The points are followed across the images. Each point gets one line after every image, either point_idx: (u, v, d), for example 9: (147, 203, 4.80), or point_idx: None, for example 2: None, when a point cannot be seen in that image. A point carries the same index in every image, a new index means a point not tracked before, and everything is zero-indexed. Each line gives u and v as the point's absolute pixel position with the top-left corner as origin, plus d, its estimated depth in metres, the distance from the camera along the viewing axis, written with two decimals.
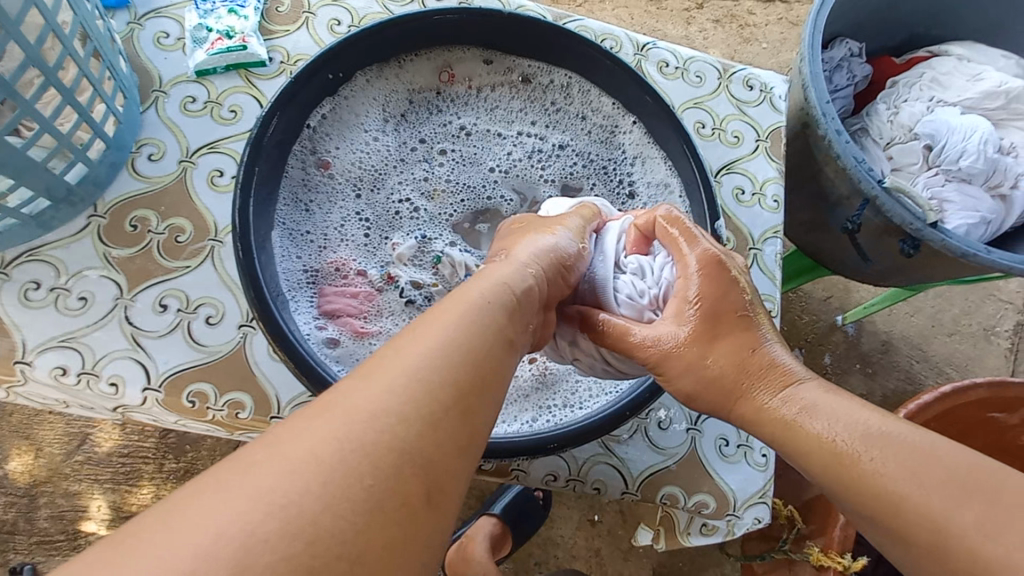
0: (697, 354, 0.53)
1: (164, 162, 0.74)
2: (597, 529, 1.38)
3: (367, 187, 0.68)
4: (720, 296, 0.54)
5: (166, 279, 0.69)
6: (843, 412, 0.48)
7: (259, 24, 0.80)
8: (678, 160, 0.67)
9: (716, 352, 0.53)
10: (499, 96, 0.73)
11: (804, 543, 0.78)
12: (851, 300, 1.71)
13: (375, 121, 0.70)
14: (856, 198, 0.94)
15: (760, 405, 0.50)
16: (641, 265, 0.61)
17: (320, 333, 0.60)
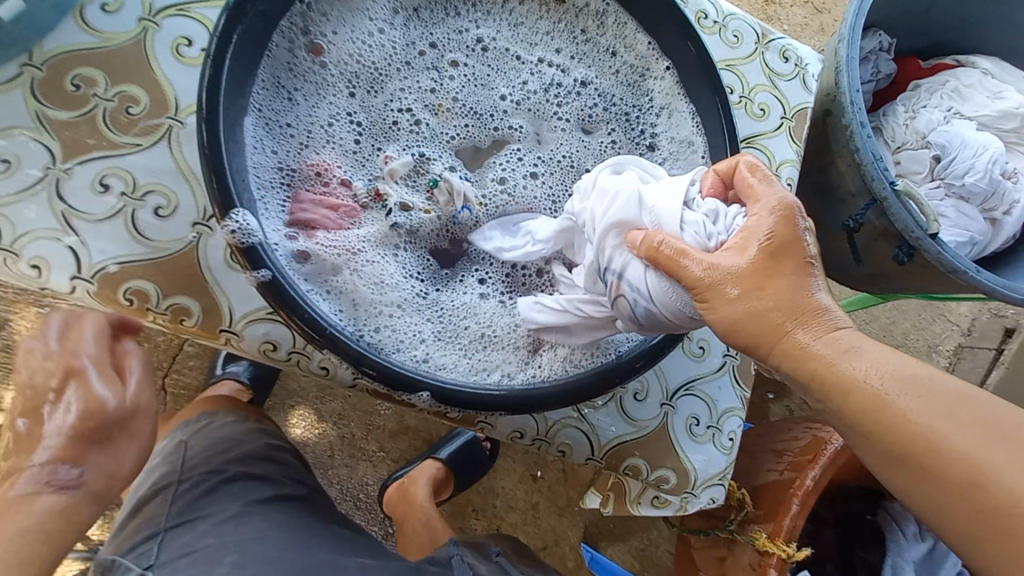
0: (756, 299, 0.47)
1: (121, 16, 0.62)
2: (538, 485, 1.40)
3: (363, 86, 0.59)
4: (789, 242, 0.48)
5: (109, 154, 0.59)
6: (880, 362, 0.46)
7: None
8: (707, 118, 0.60)
9: (773, 298, 0.47)
10: (526, 10, 0.64)
11: (749, 527, 0.80)
12: None
13: (382, 8, 0.59)
14: (864, 195, 0.92)
15: (802, 362, 0.46)
16: (716, 208, 0.51)
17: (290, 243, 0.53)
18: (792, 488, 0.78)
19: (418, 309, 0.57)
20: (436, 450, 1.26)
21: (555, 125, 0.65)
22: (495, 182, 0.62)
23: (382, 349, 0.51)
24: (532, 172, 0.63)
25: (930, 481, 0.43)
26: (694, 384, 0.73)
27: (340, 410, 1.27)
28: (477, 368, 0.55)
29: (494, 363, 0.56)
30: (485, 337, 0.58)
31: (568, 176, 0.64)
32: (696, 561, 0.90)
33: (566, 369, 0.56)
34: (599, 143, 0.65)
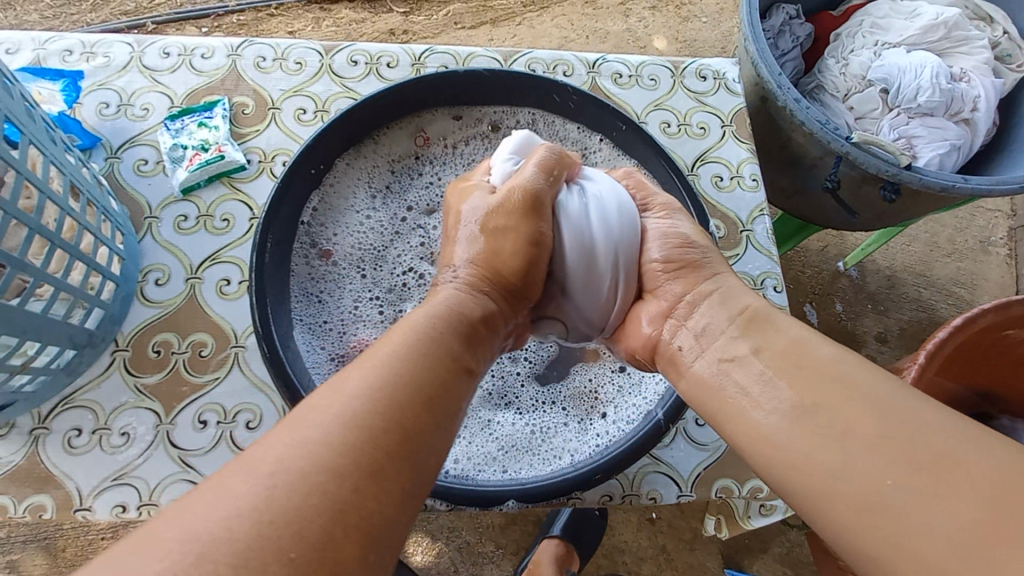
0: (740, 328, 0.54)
1: (171, 284, 0.76)
2: (658, 526, 1.39)
3: (370, 265, 0.70)
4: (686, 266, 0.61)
5: (198, 395, 0.71)
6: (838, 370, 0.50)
7: (230, 131, 0.84)
8: (651, 165, 0.71)
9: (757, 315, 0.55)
10: (474, 149, 0.76)
11: None
12: (847, 244, 1.75)
13: (364, 199, 0.72)
14: (829, 155, 0.97)
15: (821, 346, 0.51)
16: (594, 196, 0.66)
17: None
18: None
19: (486, 425, 0.64)
20: (549, 529, 1.29)
21: None
22: None
23: (466, 476, 0.59)
24: None
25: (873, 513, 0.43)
26: None
27: (448, 524, 1.33)
28: (550, 459, 0.61)
29: (559, 446, 0.62)
30: (543, 428, 0.64)
31: None
32: (832, 554, 0.89)
33: (625, 428, 0.62)
34: None
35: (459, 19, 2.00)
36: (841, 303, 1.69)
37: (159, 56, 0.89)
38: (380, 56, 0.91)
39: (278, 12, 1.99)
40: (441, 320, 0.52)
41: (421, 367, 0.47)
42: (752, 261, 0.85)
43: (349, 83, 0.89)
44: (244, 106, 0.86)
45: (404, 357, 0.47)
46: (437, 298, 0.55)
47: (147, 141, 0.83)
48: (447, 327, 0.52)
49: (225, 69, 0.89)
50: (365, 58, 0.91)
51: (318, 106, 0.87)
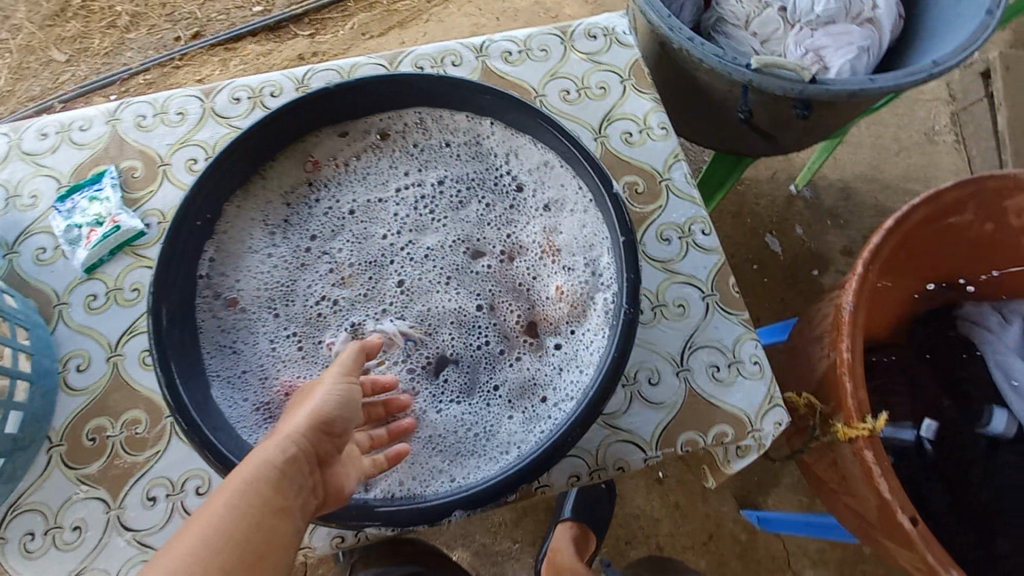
0: None
1: (93, 367, 0.74)
2: (666, 485, 1.39)
3: (281, 303, 0.66)
4: None
5: (143, 473, 0.69)
6: None
7: (122, 198, 0.81)
8: (543, 137, 0.69)
9: None
10: (366, 161, 0.73)
11: (831, 422, 0.79)
12: (794, 166, 1.74)
13: (261, 237, 0.68)
14: (736, 87, 0.95)
15: None
16: None
17: None
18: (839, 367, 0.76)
19: (428, 436, 0.61)
20: (560, 513, 1.29)
21: (442, 229, 0.70)
22: (422, 308, 0.66)
23: (416, 495, 0.57)
24: (448, 281, 0.67)
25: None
26: (695, 340, 0.76)
27: (460, 531, 1.33)
28: (499, 456, 0.59)
29: (505, 443, 0.60)
30: (487, 429, 0.61)
31: (462, 257, 0.69)
32: (822, 477, 0.88)
33: (568, 407, 0.60)
34: (479, 216, 0.70)
35: (366, 29, 1.97)
36: (801, 225, 1.69)
37: (37, 139, 0.86)
38: (262, 88, 0.88)
39: (183, 63, 1.95)
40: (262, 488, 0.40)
41: (247, 532, 0.38)
42: (676, 210, 0.83)
43: (235, 123, 0.86)
44: (133, 169, 0.84)
45: (225, 530, 0.37)
46: (256, 458, 0.42)
47: (41, 229, 0.81)
48: (273, 491, 0.41)
49: (107, 137, 0.86)
50: (247, 93, 0.88)
51: (208, 152, 0.85)
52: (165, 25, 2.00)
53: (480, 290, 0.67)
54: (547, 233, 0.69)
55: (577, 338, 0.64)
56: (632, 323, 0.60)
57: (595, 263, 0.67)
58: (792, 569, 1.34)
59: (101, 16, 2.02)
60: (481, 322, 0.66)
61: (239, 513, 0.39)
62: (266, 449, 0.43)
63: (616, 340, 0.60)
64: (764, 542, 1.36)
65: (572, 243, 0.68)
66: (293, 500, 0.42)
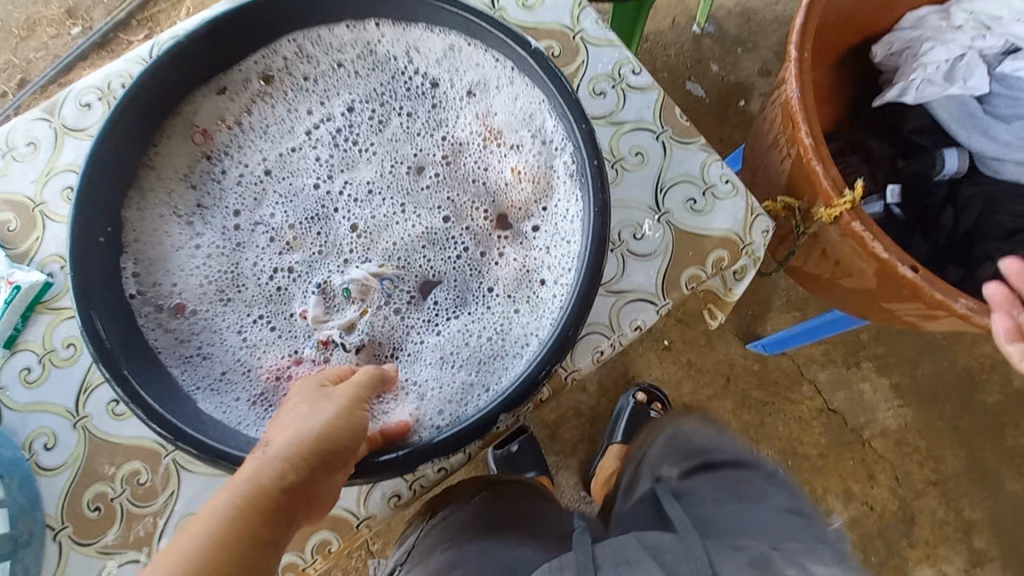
0: None
1: (63, 440, 0.66)
2: (674, 349, 1.43)
3: (232, 290, 0.59)
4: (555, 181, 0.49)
5: (167, 519, 0.64)
6: None
7: (9, 257, 0.71)
8: (438, 17, 0.61)
9: None
10: (260, 113, 0.64)
11: (811, 214, 0.79)
12: (691, 5, 1.70)
13: (180, 232, 0.61)
14: None
15: None
16: None
17: None
18: (804, 157, 0.75)
19: (443, 362, 0.57)
20: (613, 435, 1.33)
21: (371, 154, 0.63)
22: (383, 242, 0.61)
23: (454, 418, 0.54)
24: (401, 204, 0.62)
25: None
26: (664, 181, 0.74)
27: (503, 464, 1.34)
28: (519, 351, 0.56)
29: (520, 338, 0.57)
30: (498, 333, 0.58)
31: (405, 176, 0.63)
32: (817, 274, 0.90)
33: (568, 280, 0.57)
34: (404, 128, 0.64)
35: (205, 11, 1.75)
36: (715, 61, 1.67)
37: None
38: (111, 83, 0.76)
39: (21, 117, 1.71)
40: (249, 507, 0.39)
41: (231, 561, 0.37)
42: (600, 61, 0.78)
43: (97, 132, 0.75)
44: (6, 223, 0.72)
45: (214, 552, 0.36)
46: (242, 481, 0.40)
47: None
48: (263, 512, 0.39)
49: None
50: (96, 94, 0.76)
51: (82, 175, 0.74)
52: None
53: (438, 202, 0.62)
54: (482, 120, 0.64)
55: (551, 212, 0.61)
56: (602, 172, 0.56)
57: (541, 131, 0.62)
58: (806, 378, 1.41)
59: None
60: (451, 233, 0.61)
61: (228, 533, 0.38)
62: (258, 472, 0.41)
63: (592, 195, 0.56)
64: (776, 365, 1.42)
65: (512, 120, 0.63)
66: (281, 525, 0.40)
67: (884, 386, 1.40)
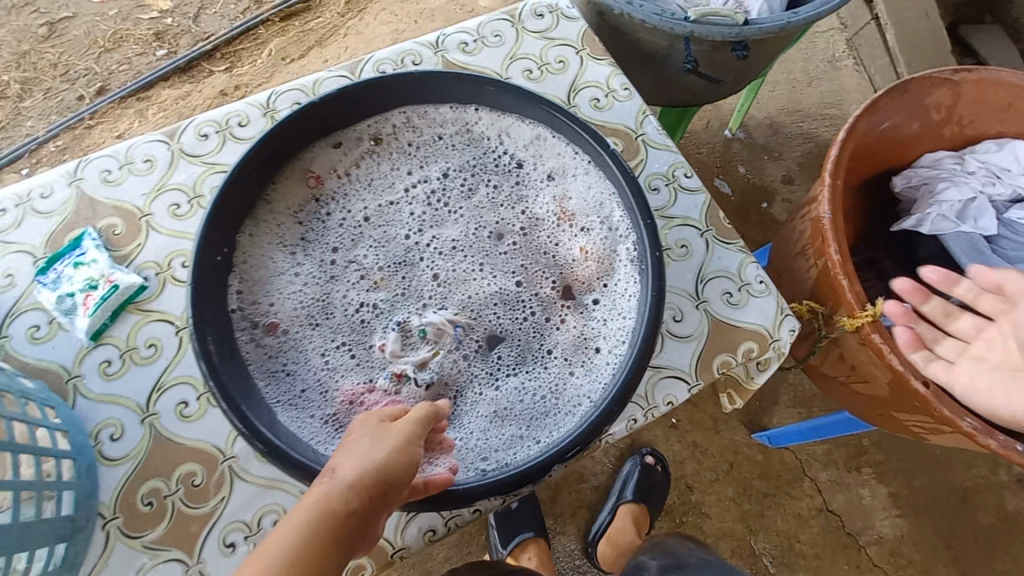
0: None
1: (128, 434, 0.71)
2: (681, 428, 1.47)
3: (321, 318, 0.67)
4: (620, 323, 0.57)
5: (213, 523, 0.68)
6: None
7: (111, 257, 0.78)
8: (533, 112, 0.72)
9: None
10: (367, 167, 0.74)
11: (833, 321, 0.87)
12: (725, 112, 1.86)
13: (284, 260, 0.69)
14: (678, 41, 1.01)
15: None
16: None
17: None
18: (831, 270, 0.84)
19: (501, 410, 0.63)
20: (621, 494, 1.34)
21: (459, 218, 0.72)
22: (459, 295, 0.68)
23: (508, 463, 0.60)
24: (480, 264, 0.70)
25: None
26: (704, 273, 0.83)
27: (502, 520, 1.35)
28: (572, 410, 0.62)
29: (573, 398, 0.63)
30: (553, 391, 0.64)
31: (485, 240, 0.71)
32: (833, 375, 0.97)
33: (622, 352, 0.64)
34: (490, 199, 0.73)
35: (285, 54, 1.92)
36: (742, 164, 1.81)
37: None
38: (228, 119, 0.86)
39: (96, 122, 1.83)
40: (323, 520, 0.44)
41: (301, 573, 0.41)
42: (657, 161, 0.89)
43: (208, 159, 0.84)
44: (113, 226, 0.80)
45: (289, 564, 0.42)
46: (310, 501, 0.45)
47: (29, 307, 0.76)
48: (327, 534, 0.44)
49: (73, 200, 0.81)
50: (214, 127, 0.86)
51: (190, 195, 0.82)
52: (63, 86, 1.87)
53: (512, 266, 0.70)
54: (558, 201, 0.73)
55: (611, 289, 0.68)
56: (661, 262, 0.64)
57: (608, 219, 0.71)
58: (807, 475, 1.44)
59: None
60: (521, 296, 0.69)
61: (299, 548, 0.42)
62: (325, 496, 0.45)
63: (651, 279, 0.64)
64: (778, 458, 1.45)
65: (584, 205, 0.72)
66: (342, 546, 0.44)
67: (882, 494, 1.43)
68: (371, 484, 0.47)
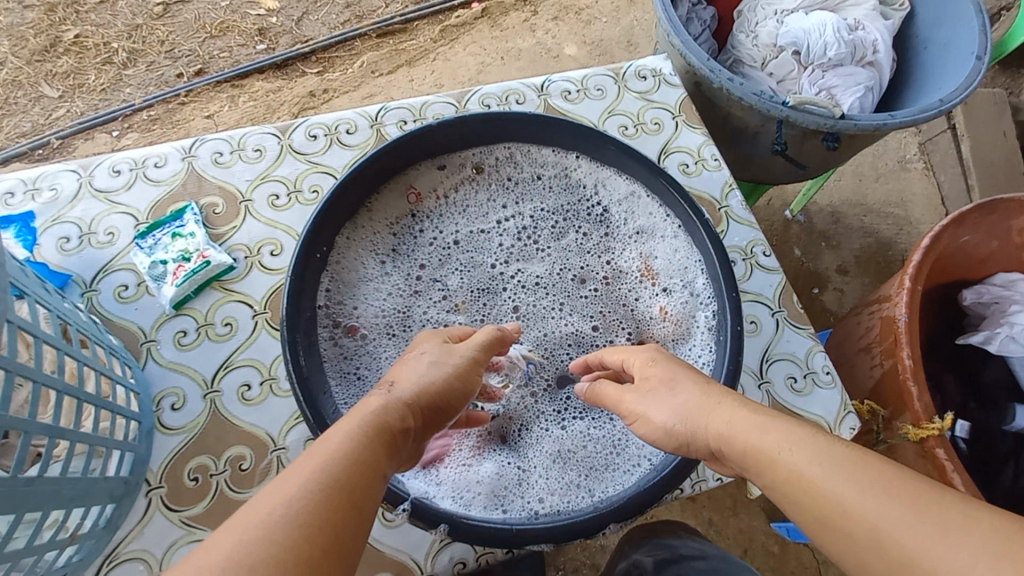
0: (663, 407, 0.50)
1: (189, 406, 0.73)
2: (699, 502, 1.43)
3: (399, 328, 0.69)
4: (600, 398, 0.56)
5: None
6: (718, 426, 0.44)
7: (206, 234, 0.82)
8: (632, 171, 0.73)
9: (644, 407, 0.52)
10: (465, 194, 0.77)
11: (895, 425, 0.85)
12: (789, 193, 1.88)
13: (374, 267, 0.72)
14: (771, 122, 1.03)
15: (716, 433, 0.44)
16: None
17: (430, 479, 0.60)
18: (900, 373, 0.82)
19: (560, 454, 0.63)
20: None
21: (545, 257, 0.73)
22: (535, 332, 0.69)
23: (561, 509, 0.58)
24: (560, 306, 0.71)
25: (804, 507, 0.37)
26: (770, 353, 0.82)
27: None
28: (631, 468, 0.61)
29: (635, 455, 0.62)
30: (614, 445, 0.63)
31: (566, 282, 0.72)
32: None
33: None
34: (577, 245, 0.75)
35: (375, 68, 2.02)
36: (798, 246, 1.81)
37: (109, 175, 0.85)
38: (338, 125, 0.91)
39: (190, 99, 1.94)
40: (373, 423, 0.43)
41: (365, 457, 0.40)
42: (737, 235, 0.90)
43: (313, 158, 0.88)
44: (214, 205, 0.84)
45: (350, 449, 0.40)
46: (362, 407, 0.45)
47: (122, 266, 0.80)
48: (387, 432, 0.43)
49: (183, 174, 0.86)
50: (323, 130, 0.90)
51: (290, 188, 0.86)
52: (165, 61, 1.99)
53: (591, 315, 0.71)
54: (643, 259, 0.74)
55: (683, 354, 0.68)
56: (740, 337, 0.64)
57: (691, 284, 0.71)
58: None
59: (95, 50, 1.98)
60: (596, 344, 0.69)
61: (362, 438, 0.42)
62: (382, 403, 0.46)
63: (730, 353, 0.64)
64: (795, 554, 1.39)
65: (670, 267, 0.73)
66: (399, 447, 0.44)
67: None
68: (422, 405, 0.48)
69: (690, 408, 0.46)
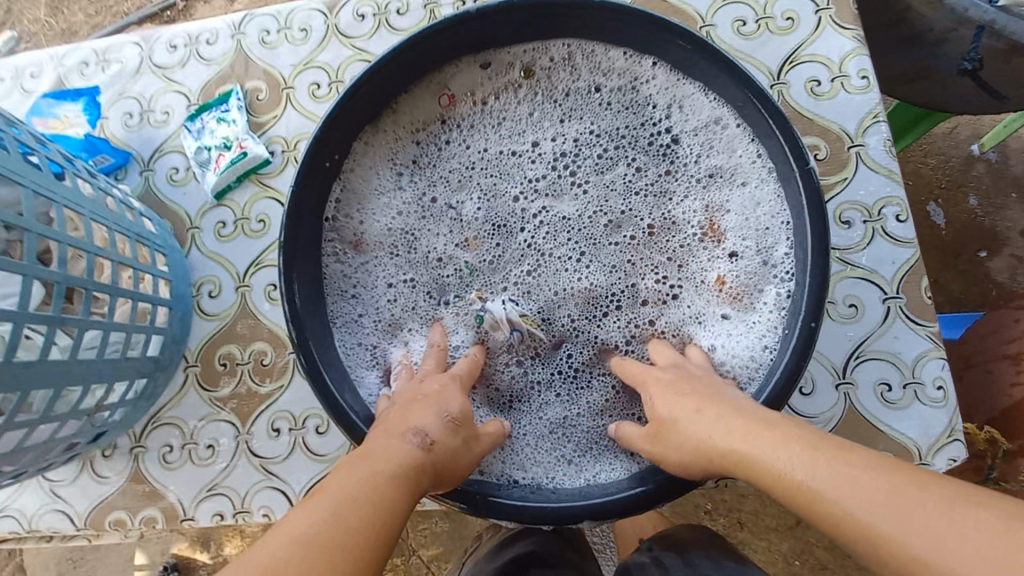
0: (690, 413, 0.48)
1: (223, 295, 0.75)
2: None
3: (404, 253, 0.63)
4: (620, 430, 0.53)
5: (268, 404, 0.72)
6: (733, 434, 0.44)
7: (248, 122, 0.79)
8: (724, 91, 0.56)
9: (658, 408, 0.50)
10: (505, 102, 0.64)
11: None
12: (985, 122, 1.42)
13: (388, 180, 0.64)
14: (967, 26, 0.71)
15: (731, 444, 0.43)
16: None
17: None
18: None
19: (560, 425, 0.58)
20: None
21: (581, 194, 0.61)
22: (552, 286, 0.60)
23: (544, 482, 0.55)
24: (580, 256, 0.61)
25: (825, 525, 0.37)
26: (863, 349, 0.65)
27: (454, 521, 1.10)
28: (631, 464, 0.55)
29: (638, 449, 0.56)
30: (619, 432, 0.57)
31: (601, 228, 0.61)
32: None
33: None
34: (626, 182, 0.61)
35: None
36: (977, 194, 1.40)
37: (166, 51, 0.83)
38: (389, 3, 0.79)
39: None
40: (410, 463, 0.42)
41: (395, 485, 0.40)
42: (863, 187, 0.68)
43: (358, 44, 0.79)
44: (257, 91, 0.80)
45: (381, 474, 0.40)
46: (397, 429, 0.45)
47: (173, 148, 0.80)
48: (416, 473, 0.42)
49: (232, 53, 0.82)
50: (372, 9, 0.79)
51: (331, 78, 0.79)
52: None
53: (617, 272, 0.60)
54: (707, 211, 0.60)
55: (725, 342, 0.57)
56: (812, 338, 0.50)
57: (762, 253, 0.57)
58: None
59: None
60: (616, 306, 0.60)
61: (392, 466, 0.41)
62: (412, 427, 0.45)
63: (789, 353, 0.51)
64: None
65: (741, 226, 0.58)
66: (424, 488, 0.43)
67: None
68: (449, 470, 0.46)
69: (704, 434, 0.45)
